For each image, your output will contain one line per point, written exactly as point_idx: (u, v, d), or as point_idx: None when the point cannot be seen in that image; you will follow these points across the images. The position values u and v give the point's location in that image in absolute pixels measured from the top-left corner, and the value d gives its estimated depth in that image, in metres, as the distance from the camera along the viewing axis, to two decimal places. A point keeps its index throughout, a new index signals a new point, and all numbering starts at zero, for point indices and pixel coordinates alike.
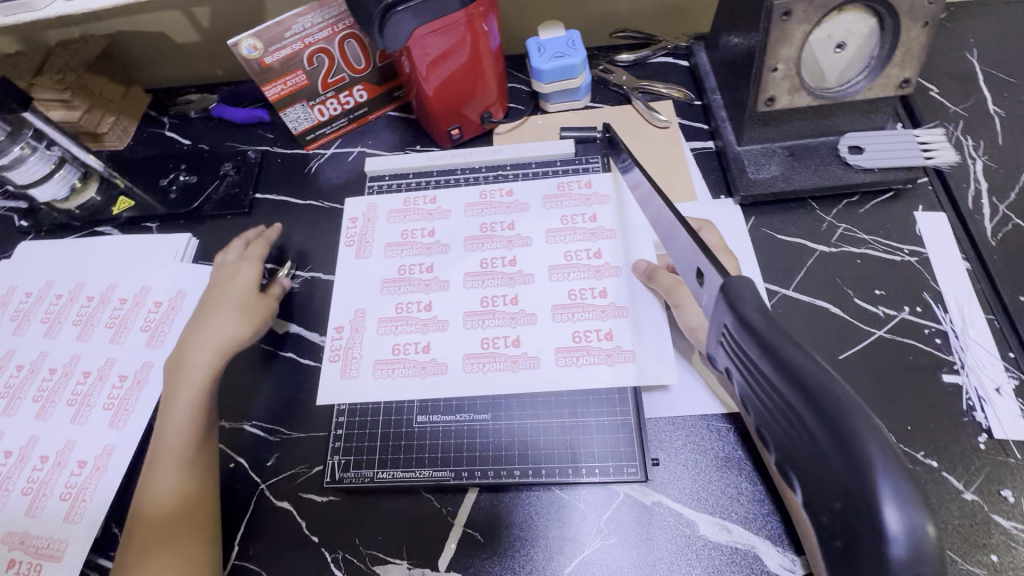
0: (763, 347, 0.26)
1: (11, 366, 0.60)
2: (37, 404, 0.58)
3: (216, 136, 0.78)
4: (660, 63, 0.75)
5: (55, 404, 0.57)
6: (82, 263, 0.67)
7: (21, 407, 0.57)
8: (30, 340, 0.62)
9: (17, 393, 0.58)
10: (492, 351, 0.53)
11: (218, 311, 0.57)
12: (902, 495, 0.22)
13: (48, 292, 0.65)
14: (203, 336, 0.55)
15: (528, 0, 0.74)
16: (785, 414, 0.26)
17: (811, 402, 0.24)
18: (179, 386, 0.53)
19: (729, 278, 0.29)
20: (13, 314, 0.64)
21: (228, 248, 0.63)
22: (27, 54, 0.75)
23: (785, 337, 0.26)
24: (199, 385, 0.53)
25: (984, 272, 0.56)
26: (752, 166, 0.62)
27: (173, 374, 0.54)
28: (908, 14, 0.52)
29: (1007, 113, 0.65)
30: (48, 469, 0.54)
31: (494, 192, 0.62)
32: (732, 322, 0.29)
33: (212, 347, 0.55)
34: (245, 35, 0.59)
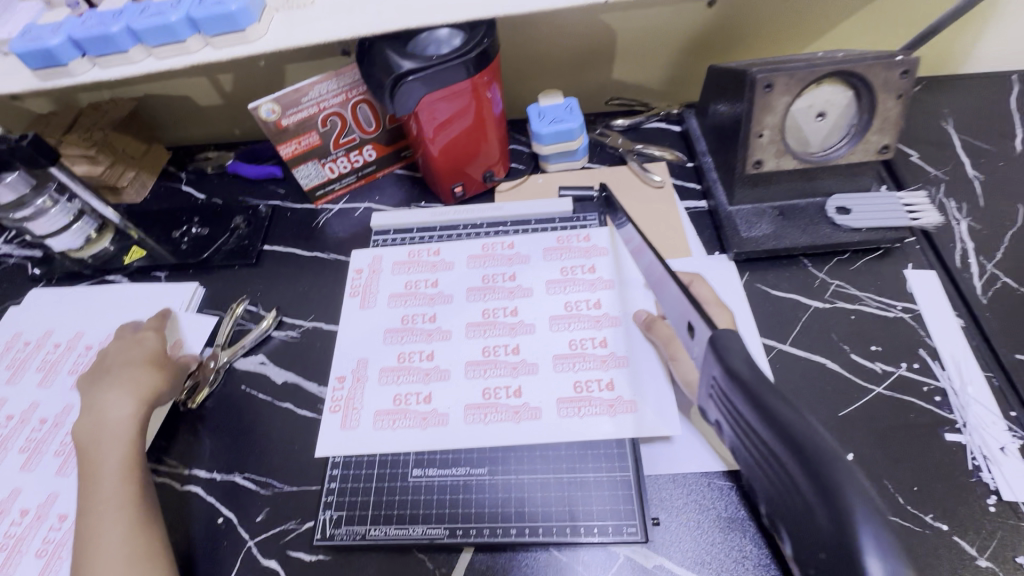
0: (750, 394, 0.28)
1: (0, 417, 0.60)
2: (23, 455, 0.57)
3: (231, 191, 0.82)
4: (653, 128, 0.79)
5: (42, 454, 0.57)
6: (84, 313, 0.68)
7: (6, 459, 0.57)
8: (23, 389, 0.62)
9: (4, 444, 0.58)
10: (493, 401, 0.53)
11: (127, 368, 0.56)
12: (883, 544, 0.21)
13: (46, 342, 0.66)
14: (117, 392, 0.54)
15: (530, 71, 0.80)
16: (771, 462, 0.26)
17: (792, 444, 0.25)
18: (103, 446, 0.51)
19: (719, 331, 0.32)
20: (9, 362, 0.64)
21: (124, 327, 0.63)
22: (60, 114, 0.80)
23: (766, 386, 0.27)
24: (126, 439, 0.52)
25: (978, 330, 0.56)
26: (744, 225, 0.64)
27: (90, 438, 0.52)
28: (883, 88, 0.55)
29: (987, 177, 0.68)
30: (27, 524, 0.52)
31: (496, 246, 0.64)
32: (721, 373, 0.31)
33: (131, 400, 0.54)
34: (265, 99, 0.63)
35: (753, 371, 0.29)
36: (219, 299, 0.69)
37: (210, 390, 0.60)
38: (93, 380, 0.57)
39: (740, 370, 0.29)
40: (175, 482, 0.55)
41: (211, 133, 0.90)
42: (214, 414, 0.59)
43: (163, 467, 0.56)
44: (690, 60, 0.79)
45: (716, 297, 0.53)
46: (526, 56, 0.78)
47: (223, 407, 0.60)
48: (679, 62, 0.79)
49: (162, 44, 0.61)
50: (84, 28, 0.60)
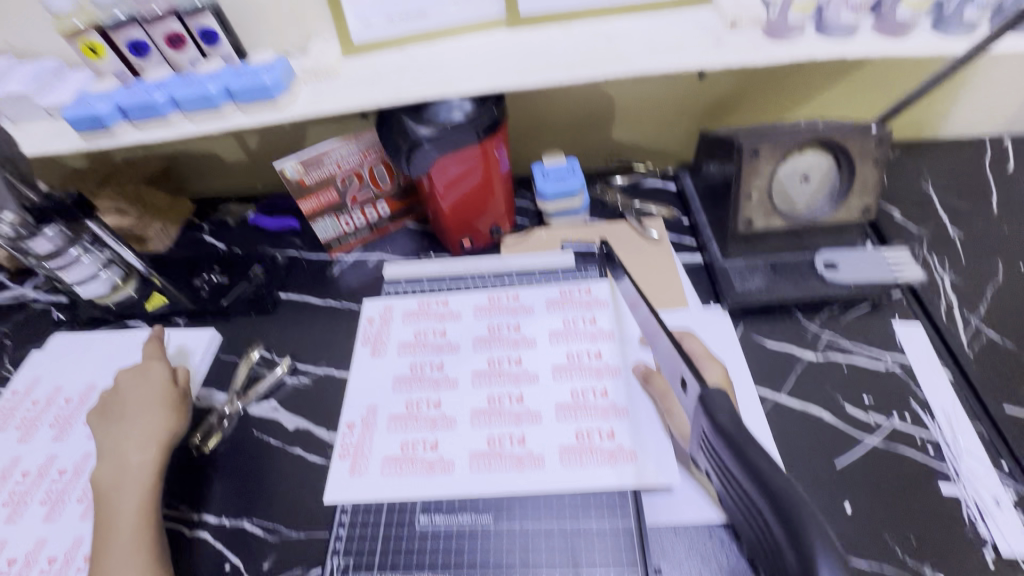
0: (735, 449, 0.31)
1: (16, 474, 0.61)
2: (45, 507, 0.58)
3: (251, 242, 0.86)
4: (650, 186, 0.84)
5: (64, 504, 0.58)
6: (100, 366, 0.70)
7: (28, 513, 0.58)
8: (38, 445, 0.63)
9: (23, 499, 0.59)
10: (497, 449, 0.54)
11: (143, 410, 0.58)
12: None
13: (56, 398, 0.68)
14: (138, 436, 0.56)
15: (534, 134, 0.86)
16: (753, 507, 0.30)
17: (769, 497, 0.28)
18: (122, 490, 0.53)
19: (707, 387, 0.34)
20: (20, 422, 0.66)
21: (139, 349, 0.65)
22: (94, 169, 0.85)
23: (749, 442, 0.31)
24: (145, 484, 0.53)
25: (967, 382, 0.58)
26: (738, 278, 0.67)
27: (108, 482, 0.54)
28: (860, 155, 0.60)
29: (966, 235, 0.72)
30: (57, 569, 0.54)
31: (501, 297, 0.67)
32: (709, 426, 0.33)
33: (147, 443, 0.56)
34: (290, 160, 0.69)
35: (737, 426, 0.32)
36: (235, 346, 0.72)
37: (221, 435, 0.62)
38: (112, 421, 0.59)
39: (726, 425, 0.32)
40: (186, 528, 0.56)
41: (234, 187, 0.96)
42: (225, 459, 0.61)
43: (173, 510, 0.57)
44: (683, 125, 0.85)
45: (707, 351, 0.56)
46: (531, 120, 0.84)
47: (235, 452, 0.61)
48: (673, 127, 0.85)
49: (199, 110, 0.67)
50: (131, 98, 0.66)
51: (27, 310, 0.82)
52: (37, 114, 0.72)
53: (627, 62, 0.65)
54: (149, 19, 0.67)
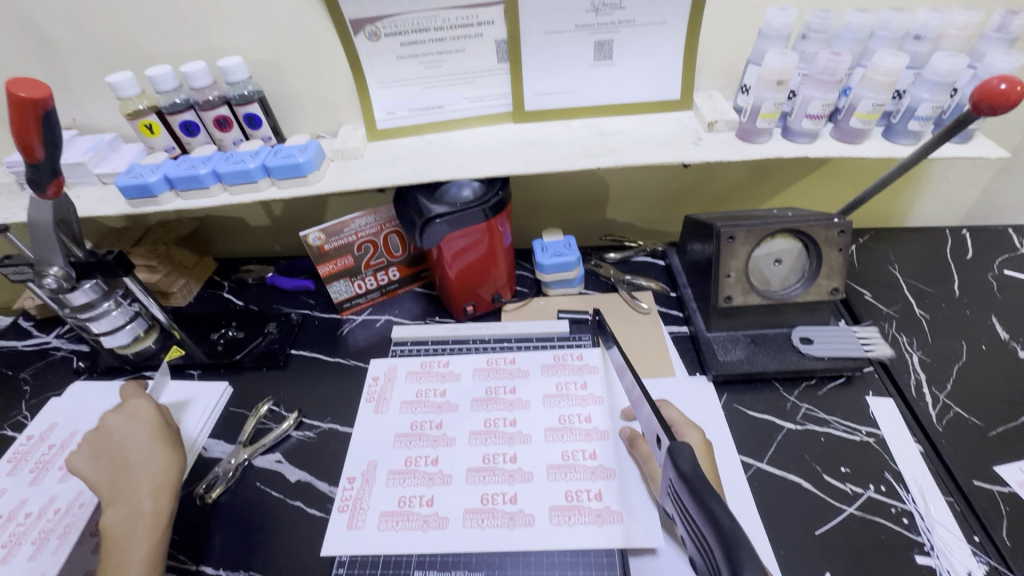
0: (696, 494, 0.34)
1: (19, 516, 0.62)
2: (34, 546, 0.59)
3: (267, 300, 0.92)
4: (641, 260, 0.92)
5: (48, 542, 0.59)
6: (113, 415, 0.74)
7: (18, 552, 0.58)
8: (44, 487, 0.65)
9: (18, 539, 0.60)
10: (490, 507, 0.57)
11: (152, 457, 0.60)
12: None
13: (70, 443, 0.70)
14: (149, 482, 0.58)
15: (535, 211, 0.95)
16: (710, 551, 0.32)
17: (718, 532, 0.31)
18: (133, 535, 0.55)
19: (674, 441, 0.38)
20: (32, 466, 0.68)
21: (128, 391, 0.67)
22: (130, 229, 0.93)
23: (709, 490, 0.34)
24: (156, 530, 0.56)
25: (937, 455, 0.62)
26: (721, 349, 0.72)
27: (115, 530, 0.55)
28: (825, 242, 0.67)
29: (932, 316, 0.77)
30: None
31: (499, 360, 0.72)
32: (676, 475, 0.37)
33: (158, 489, 0.58)
34: (313, 230, 0.76)
35: (698, 474, 0.35)
36: (245, 398, 0.76)
37: (224, 487, 0.64)
38: (115, 466, 0.60)
39: (687, 472, 0.35)
40: None
41: (255, 248, 1.04)
42: (227, 509, 0.63)
43: (172, 561, 0.59)
44: (669, 207, 0.94)
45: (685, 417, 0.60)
46: (532, 199, 0.93)
47: (236, 502, 0.63)
48: (661, 208, 0.94)
49: (238, 183, 0.75)
50: (178, 170, 0.74)
51: (49, 357, 0.86)
52: (90, 180, 0.80)
53: (617, 155, 0.74)
54: (203, 105, 0.77)
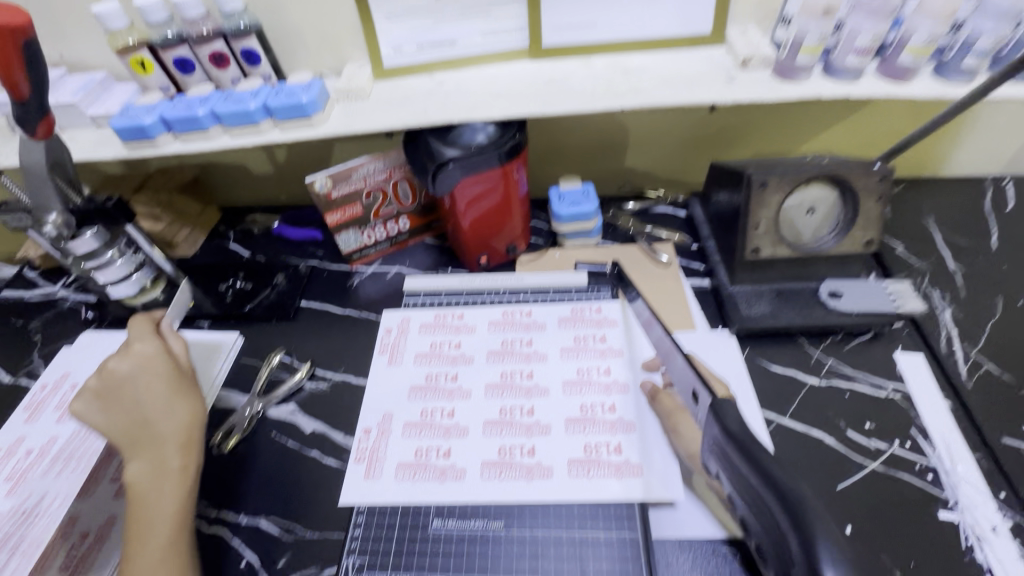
0: (745, 452, 0.33)
1: (52, 444, 0.64)
2: (65, 464, 0.61)
3: (274, 250, 0.90)
4: (661, 211, 0.87)
5: (75, 463, 0.61)
6: None
7: (53, 469, 0.61)
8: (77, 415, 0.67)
9: (56, 458, 0.62)
10: (508, 459, 0.56)
11: (175, 415, 0.60)
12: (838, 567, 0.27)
13: None
14: (173, 439, 0.58)
15: (551, 158, 0.90)
16: (763, 506, 0.32)
17: (776, 492, 0.31)
18: (159, 490, 0.55)
19: (717, 399, 0.37)
20: (58, 404, 0.69)
21: (140, 339, 0.64)
22: (130, 176, 0.89)
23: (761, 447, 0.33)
24: (184, 485, 0.56)
25: (966, 412, 0.60)
26: (744, 303, 0.69)
27: (141, 485, 0.55)
28: (863, 190, 0.63)
29: (967, 270, 0.74)
30: (87, 544, 0.58)
31: (515, 313, 0.70)
32: (720, 433, 0.36)
33: (184, 446, 0.58)
34: (320, 175, 0.73)
35: (747, 432, 0.34)
36: (256, 350, 0.75)
37: (240, 437, 0.64)
38: (131, 418, 0.58)
39: (735, 430, 0.35)
40: (203, 523, 0.58)
41: (259, 197, 1.00)
42: (244, 458, 0.63)
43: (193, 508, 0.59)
44: (694, 155, 0.88)
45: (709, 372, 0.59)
46: (548, 145, 0.88)
47: (253, 451, 0.63)
48: (684, 156, 0.89)
49: (237, 124, 0.71)
50: (175, 111, 0.70)
51: (57, 307, 0.85)
52: (84, 124, 0.76)
53: (643, 95, 0.68)
54: (197, 39, 0.72)
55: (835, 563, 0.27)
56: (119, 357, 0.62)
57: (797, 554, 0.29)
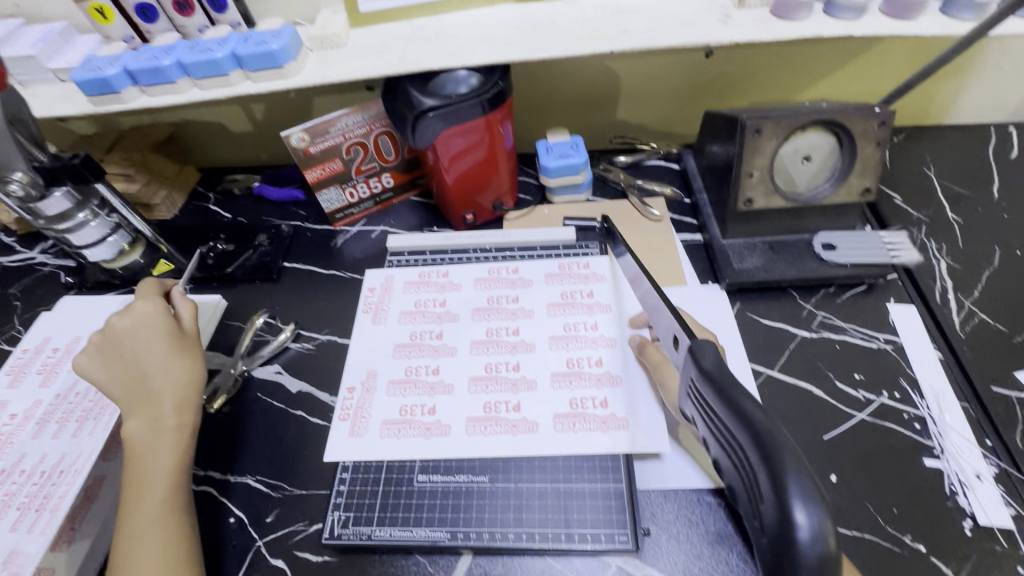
0: (718, 391, 0.32)
1: (37, 412, 0.63)
2: (57, 425, 0.61)
3: (256, 211, 0.87)
4: (653, 165, 0.85)
5: (67, 424, 0.61)
6: None
7: (44, 429, 0.60)
8: (62, 379, 0.66)
9: (47, 418, 0.62)
10: (493, 415, 0.56)
11: (172, 373, 0.58)
12: (807, 497, 0.26)
13: (75, 347, 0.69)
14: (170, 397, 0.56)
15: (539, 111, 0.86)
16: (733, 444, 0.31)
17: (748, 428, 0.29)
18: (155, 448, 0.53)
19: (695, 339, 0.35)
20: (40, 367, 0.67)
21: (143, 296, 0.62)
22: (101, 136, 0.86)
23: (735, 384, 0.31)
24: (181, 445, 0.54)
25: (956, 362, 0.59)
26: (736, 257, 0.68)
27: (138, 442, 0.54)
28: (862, 135, 0.61)
29: (965, 220, 0.72)
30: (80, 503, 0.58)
31: (501, 269, 0.68)
32: (696, 375, 0.34)
33: (181, 405, 0.56)
34: (296, 129, 0.69)
35: (722, 370, 0.33)
36: (239, 312, 0.73)
37: (226, 397, 0.64)
38: (130, 375, 0.57)
39: (711, 368, 0.33)
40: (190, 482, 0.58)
41: (238, 157, 0.96)
42: (230, 418, 0.63)
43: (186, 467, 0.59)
44: (688, 105, 0.85)
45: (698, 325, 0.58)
46: (536, 97, 0.84)
47: (239, 411, 0.63)
48: (677, 106, 0.85)
49: (206, 76, 0.67)
50: (139, 61, 0.66)
51: (36, 273, 0.83)
52: (47, 79, 0.71)
53: (635, 37, 0.64)
54: None
55: (804, 498, 0.26)
56: (121, 313, 0.60)
57: (764, 490, 0.28)
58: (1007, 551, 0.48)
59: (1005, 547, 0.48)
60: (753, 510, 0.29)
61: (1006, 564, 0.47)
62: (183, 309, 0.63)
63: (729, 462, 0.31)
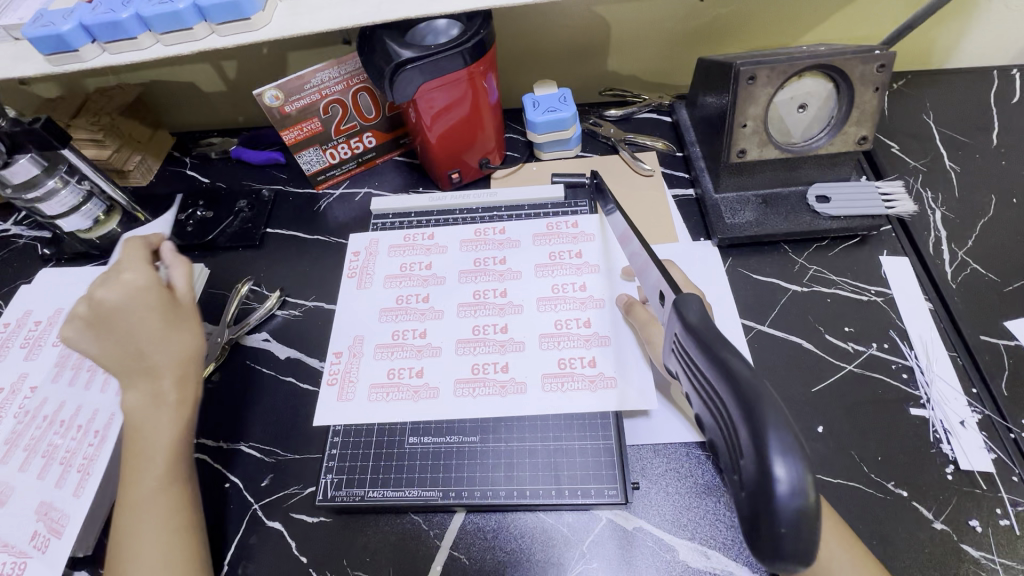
0: (704, 346, 0.31)
1: (24, 390, 0.61)
2: (73, 374, 0.62)
3: (234, 176, 0.84)
4: (645, 118, 0.82)
5: (82, 374, 0.62)
6: None
7: (62, 377, 0.62)
8: (43, 362, 0.63)
9: (63, 363, 0.63)
10: (481, 376, 0.56)
11: (171, 348, 0.55)
12: (786, 447, 0.25)
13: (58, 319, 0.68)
14: (169, 373, 0.54)
15: (525, 63, 0.82)
16: (713, 395, 0.30)
17: (730, 381, 0.28)
18: (153, 423, 0.52)
19: (681, 293, 0.35)
20: (24, 342, 0.66)
21: (133, 267, 0.57)
22: (66, 99, 0.81)
23: (719, 338, 0.31)
24: (180, 420, 0.53)
25: (946, 312, 0.59)
26: (728, 212, 0.66)
27: (138, 416, 0.52)
28: (860, 80, 0.58)
29: (963, 169, 0.70)
30: None
31: (487, 231, 0.67)
32: (681, 329, 0.34)
33: (181, 379, 0.55)
34: (269, 87, 0.65)
35: (706, 324, 0.32)
36: (223, 280, 0.72)
37: (215, 365, 0.63)
38: (127, 352, 0.54)
39: (695, 323, 0.32)
40: None
41: (214, 119, 0.92)
42: (219, 387, 0.62)
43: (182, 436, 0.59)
44: (681, 53, 0.81)
45: (688, 282, 0.57)
46: (522, 48, 0.80)
47: (228, 379, 0.63)
48: (670, 54, 0.81)
49: (169, 31, 0.63)
50: (95, 15, 0.62)
51: (11, 245, 0.81)
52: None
53: None
54: None
55: (781, 450, 0.25)
56: (106, 285, 0.55)
57: (744, 444, 0.27)
58: (987, 493, 0.49)
59: (985, 490, 0.49)
60: (734, 466, 0.28)
61: (985, 506, 0.48)
62: (176, 278, 0.59)
63: (711, 417, 0.31)
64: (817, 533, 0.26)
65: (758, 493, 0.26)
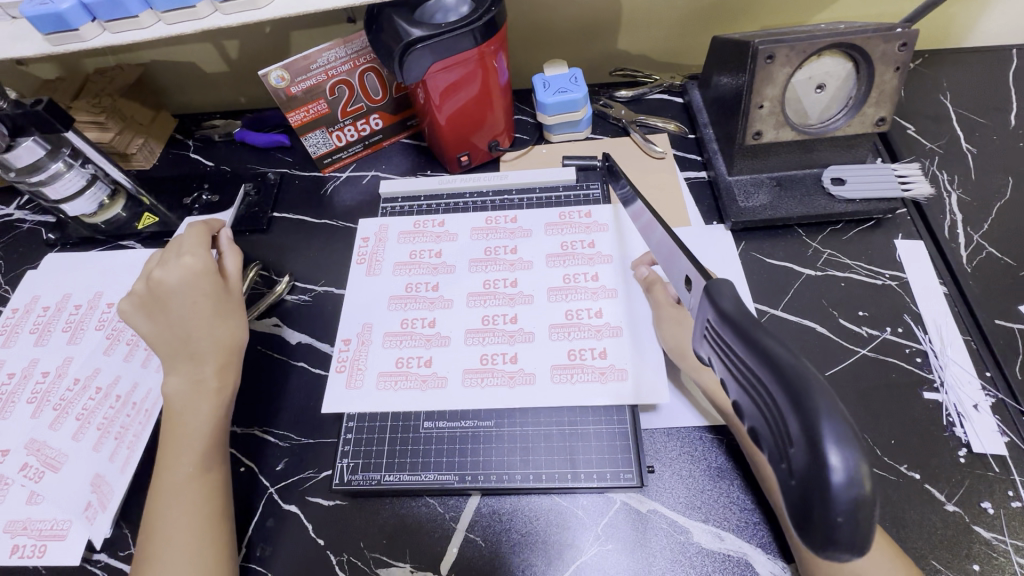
0: (741, 333, 0.31)
1: (37, 374, 0.61)
2: (128, 347, 0.62)
3: (239, 158, 0.83)
4: (656, 99, 0.80)
5: (138, 349, 0.61)
6: (103, 275, 0.70)
7: (118, 349, 0.62)
8: (54, 348, 0.64)
9: (119, 336, 0.63)
10: (490, 366, 0.55)
11: (217, 335, 0.56)
12: (840, 435, 0.25)
13: (66, 305, 0.67)
14: (212, 360, 0.55)
15: (534, 41, 0.80)
16: (755, 382, 0.29)
17: (772, 366, 0.28)
18: (189, 410, 0.52)
19: (713, 279, 0.34)
20: (33, 327, 0.66)
21: (190, 250, 0.58)
22: (66, 80, 0.80)
23: (756, 324, 0.30)
24: (214, 409, 0.53)
25: (961, 296, 0.59)
26: (742, 195, 0.66)
27: (178, 400, 0.53)
28: (881, 60, 0.57)
29: (980, 150, 0.69)
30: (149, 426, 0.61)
31: (499, 219, 0.66)
32: (714, 316, 0.33)
33: (223, 367, 0.55)
34: (274, 67, 0.64)
35: (741, 311, 0.32)
36: None
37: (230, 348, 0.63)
38: (174, 335, 0.55)
39: (730, 310, 0.32)
40: None
41: (216, 101, 0.91)
42: None
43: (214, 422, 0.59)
44: (694, 32, 0.79)
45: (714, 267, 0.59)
46: (530, 27, 0.78)
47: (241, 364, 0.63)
48: (683, 33, 0.79)
49: (171, 9, 0.61)
50: None
51: (16, 230, 0.80)
52: None
53: None
54: None
55: (837, 437, 0.24)
56: (167, 266, 0.57)
57: (793, 432, 0.26)
58: (1000, 476, 0.49)
59: (997, 473, 0.49)
60: (778, 454, 0.28)
61: (997, 489, 0.49)
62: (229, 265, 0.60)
63: (749, 402, 0.30)
64: (872, 521, 0.25)
65: (810, 480, 0.25)
